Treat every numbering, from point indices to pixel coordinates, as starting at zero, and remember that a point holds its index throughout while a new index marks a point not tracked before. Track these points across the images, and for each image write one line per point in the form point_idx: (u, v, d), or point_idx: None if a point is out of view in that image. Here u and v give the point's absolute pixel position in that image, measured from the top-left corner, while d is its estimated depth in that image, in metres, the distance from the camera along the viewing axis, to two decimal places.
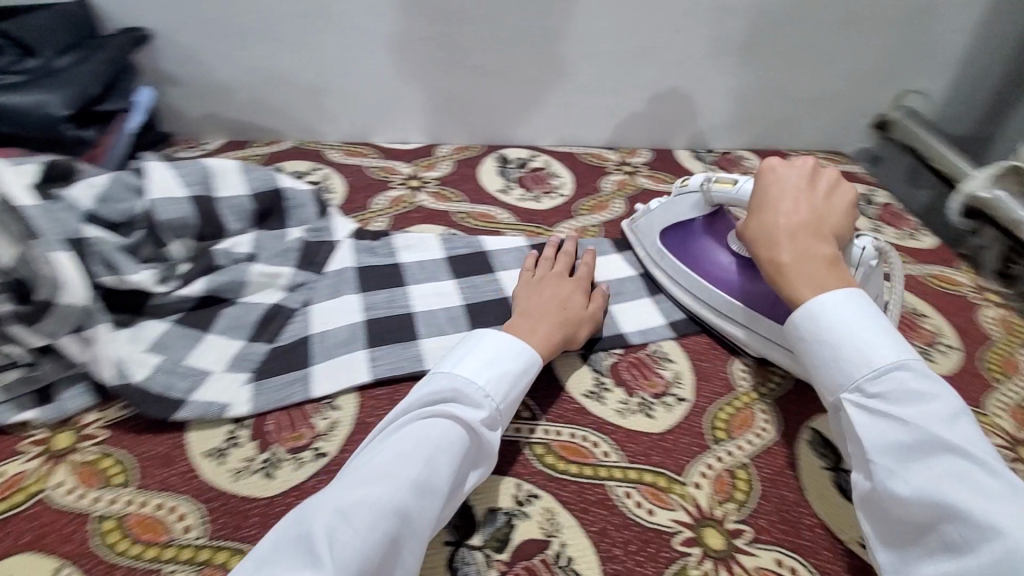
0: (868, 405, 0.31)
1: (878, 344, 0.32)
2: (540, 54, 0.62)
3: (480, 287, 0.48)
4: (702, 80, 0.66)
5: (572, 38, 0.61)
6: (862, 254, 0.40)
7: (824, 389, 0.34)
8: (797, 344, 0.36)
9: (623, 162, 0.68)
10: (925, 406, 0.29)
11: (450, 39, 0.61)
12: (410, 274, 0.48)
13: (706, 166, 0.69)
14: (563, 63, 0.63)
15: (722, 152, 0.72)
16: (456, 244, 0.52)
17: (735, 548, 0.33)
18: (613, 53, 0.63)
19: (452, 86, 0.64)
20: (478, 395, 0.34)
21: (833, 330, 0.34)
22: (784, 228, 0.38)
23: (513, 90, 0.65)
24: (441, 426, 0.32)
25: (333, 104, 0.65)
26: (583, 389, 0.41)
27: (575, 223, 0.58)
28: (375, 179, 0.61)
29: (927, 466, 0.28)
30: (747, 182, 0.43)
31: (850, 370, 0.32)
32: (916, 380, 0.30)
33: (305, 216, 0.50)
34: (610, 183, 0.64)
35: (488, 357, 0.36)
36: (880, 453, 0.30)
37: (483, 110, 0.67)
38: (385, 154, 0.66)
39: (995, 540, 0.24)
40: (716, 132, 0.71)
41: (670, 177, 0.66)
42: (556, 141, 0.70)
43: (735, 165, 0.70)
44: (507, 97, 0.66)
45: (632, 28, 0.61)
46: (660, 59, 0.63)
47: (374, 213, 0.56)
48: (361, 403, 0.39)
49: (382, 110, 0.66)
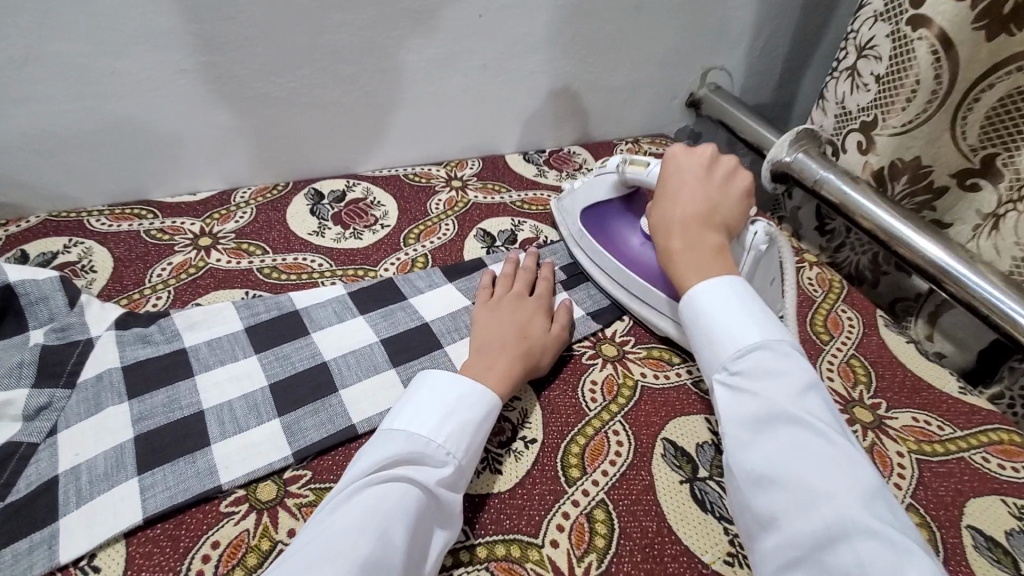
0: (735, 385, 0.31)
1: (743, 323, 0.32)
2: (334, 78, 0.54)
3: (290, 356, 0.41)
4: (516, 81, 0.62)
5: (365, 57, 0.54)
6: (755, 239, 0.40)
7: (705, 373, 0.34)
8: (687, 333, 0.36)
9: (451, 177, 0.64)
10: (778, 381, 0.29)
11: (218, 72, 0.50)
12: (199, 360, 0.40)
13: (537, 167, 0.67)
14: (363, 84, 0.55)
15: (549, 149, 0.71)
16: (256, 310, 0.44)
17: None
18: (416, 66, 0.56)
19: (236, 123, 0.54)
20: (441, 453, 0.32)
21: (713, 322, 0.33)
22: (671, 209, 0.40)
23: (314, 119, 0.56)
24: (395, 491, 0.29)
25: (82, 165, 0.51)
26: None
27: (399, 256, 0.52)
28: (152, 245, 0.51)
29: (776, 437, 0.28)
30: (655, 164, 0.45)
31: (720, 354, 0.32)
32: (774, 357, 0.30)
33: (52, 310, 0.39)
34: (438, 205, 0.59)
35: (447, 403, 0.34)
36: (736, 428, 0.29)
37: (284, 144, 0.57)
38: (167, 212, 0.55)
39: (828, 510, 0.25)
40: (541, 130, 0.68)
41: (501, 185, 0.63)
42: (375, 166, 0.63)
43: (565, 162, 0.69)
44: (308, 127, 0.57)
45: (431, 37, 0.55)
46: (468, 65, 0.58)
47: (151, 289, 0.47)
48: (131, 555, 0.30)
49: (153, 162, 0.53)
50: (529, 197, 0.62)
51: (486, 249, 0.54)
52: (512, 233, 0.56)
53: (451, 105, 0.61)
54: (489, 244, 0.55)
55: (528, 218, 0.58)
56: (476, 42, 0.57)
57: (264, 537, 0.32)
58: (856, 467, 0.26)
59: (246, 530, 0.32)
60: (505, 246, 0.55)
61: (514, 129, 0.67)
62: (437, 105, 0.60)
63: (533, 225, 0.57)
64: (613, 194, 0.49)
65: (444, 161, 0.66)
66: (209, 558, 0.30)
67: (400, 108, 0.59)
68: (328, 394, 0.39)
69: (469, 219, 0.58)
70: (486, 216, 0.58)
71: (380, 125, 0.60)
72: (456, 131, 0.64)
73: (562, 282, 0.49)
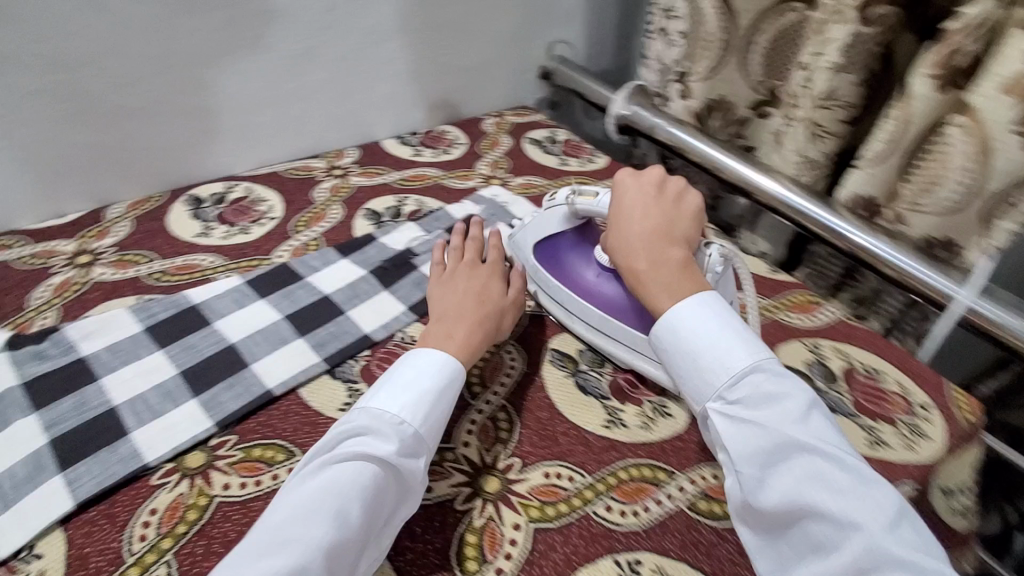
0: (732, 413, 0.33)
1: (731, 348, 0.35)
2: (191, 82, 0.55)
3: (196, 346, 0.43)
4: (376, 70, 0.66)
5: (218, 59, 0.55)
6: (713, 259, 0.42)
7: (692, 397, 0.36)
8: (663, 357, 0.38)
9: (332, 167, 0.67)
10: (781, 409, 0.32)
11: (62, 88, 0.49)
12: (101, 365, 0.41)
13: (413, 148, 0.72)
14: (222, 85, 0.57)
15: (422, 131, 0.75)
16: (153, 311, 0.45)
17: (507, 485, 0.36)
18: (274, 63, 0.59)
19: (94, 139, 0.53)
20: (394, 424, 0.33)
21: (687, 340, 0.36)
22: (635, 244, 0.41)
23: (178, 126, 0.57)
24: (351, 469, 0.31)
25: None
26: (339, 405, 0.40)
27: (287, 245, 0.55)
28: (26, 272, 0.49)
29: (791, 470, 0.31)
30: (604, 196, 0.45)
31: (711, 378, 0.35)
32: (770, 378, 0.34)
33: None
34: (322, 193, 0.62)
35: (412, 385, 0.36)
36: (748, 462, 0.32)
37: (150, 154, 0.57)
38: (35, 238, 0.53)
39: (858, 536, 0.28)
40: (410, 114, 0.73)
41: (381, 168, 0.67)
42: (253, 166, 0.64)
43: (438, 140, 0.74)
44: (174, 134, 0.57)
45: (283, 34, 0.57)
46: (326, 57, 0.62)
47: (34, 311, 0.46)
48: (70, 539, 0.32)
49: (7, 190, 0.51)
50: (409, 175, 0.66)
51: (375, 225, 0.58)
52: (397, 208, 0.61)
53: (317, 98, 0.64)
54: (377, 221, 0.59)
55: (410, 194, 0.63)
56: (329, 35, 0.60)
57: (200, 495, 0.35)
58: (870, 484, 0.30)
59: (182, 493, 0.35)
60: (392, 220, 0.59)
61: (385, 116, 0.71)
62: (303, 100, 0.63)
63: (415, 199, 0.62)
64: (565, 225, 0.47)
65: (322, 154, 0.69)
66: (150, 523, 0.33)
67: (266, 106, 0.61)
68: (242, 371, 0.41)
69: (355, 201, 0.61)
70: (370, 197, 0.62)
71: (248, 124, 0.61)
72: (327, 123, 0.67)
73: (447, 242, 0.55)
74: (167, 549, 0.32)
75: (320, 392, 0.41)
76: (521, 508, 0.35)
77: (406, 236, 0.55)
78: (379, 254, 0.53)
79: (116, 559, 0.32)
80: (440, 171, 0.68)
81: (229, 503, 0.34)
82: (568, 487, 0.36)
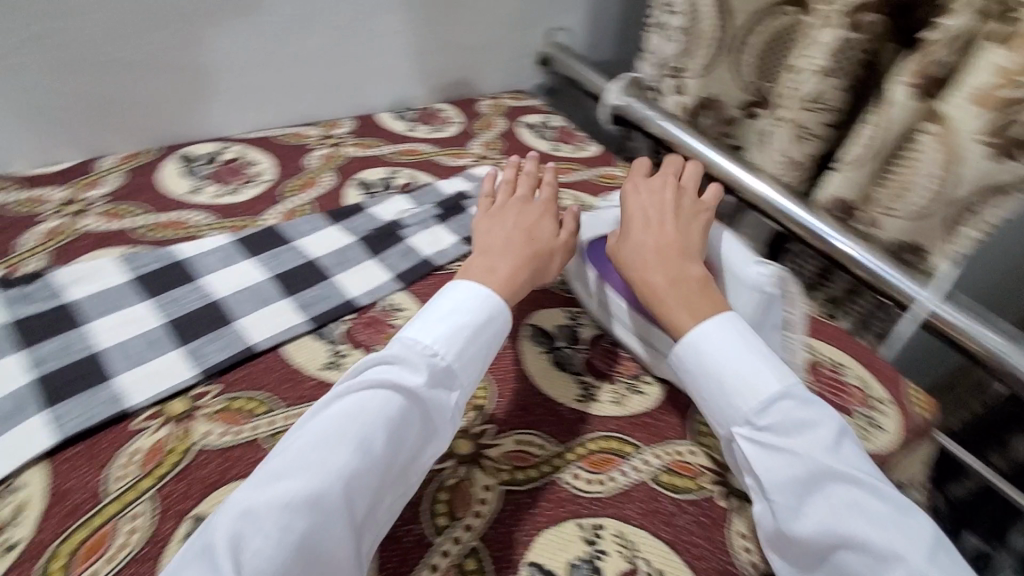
0: (759, 438, 0.35)
1: (761, 373, 0.36)
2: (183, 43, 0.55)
3: (180, 299, 0.43)
4: (372, 36, 0.66)
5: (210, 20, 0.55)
6: (760, 274, 0.42)
7: (716, 416, 0.37)
8: (681, 369, 0.39)
9: (326, 135, 0.67)
10: (816, 435, 0.34)
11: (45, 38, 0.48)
12: (91, 309, 0.41)
13: (406, 123, 0.72)
14: (214, 48, 0.57)
15: (419, 106, 0.75)
16: (143, 262, 0.45)
17: (479, 449, 0.37)
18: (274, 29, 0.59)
19: (86, 94, 0.53)
20: (424, 354, 0.35)
21: (713, 364, 0.37)
22: (655, 248, 0.42)
23: (167, 81, 0.56)
24: (380, 398, 0.33)
25: None
26: (321, 364, 0.41)
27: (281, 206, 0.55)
28: (17, 216, 0.49)
29: (826, 497, 0.33)
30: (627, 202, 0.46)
31: (739, 403, 0.36)
32: (797, 406, 0.36)
33: None
34: (315, 161, 0.62)
35: (452, 319, 0.37)
36: (785, 491, 0.33)
37: (142, 110, 0.57)
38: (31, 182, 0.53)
39: (900, 567, 0.30)
40: (406, 87, 0.73)
41: (375, 141, 0.67)
42: (245, 130, 0.64)
43: (434, 117, 0.74)
44: (171, 93, 0.57)
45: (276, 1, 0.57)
46: (319, 24, 0.61)
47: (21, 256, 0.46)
48: (54, 471, 0.33)
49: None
50: (402, 149, 0.67)
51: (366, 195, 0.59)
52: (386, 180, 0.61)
53: (311, 65, 0.64)
54: (368, 191, 0.59)
55: (403, 169, 0.63)
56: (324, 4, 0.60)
57: (181, 441, 0.35)
58: (907, 519, 0.32)
59: (163, 437, 0.35)
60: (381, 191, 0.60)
61: (380, 89, 0.71)
62: (291, 64, 0.62)
63: (406, 174, 0.62)
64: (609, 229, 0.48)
65: (316, 122, 0.68)
66: (130, 460, 0.34)
67: (257, 70, 0.61)
68: (226, 325, 0.42)
69: (348, 171, 0.62)
70: (362, 168, 0.63)
71: (242, 88, 0.61)
72: (324, 90, 0.67)
73: (436, 216, 0.55)
74: (144, 489, 0.33)
75: (303, 352, 0.42)
76: (492, 470, 0.36)
77: (396, 208, 0.56)
78: (367, 224, 0.53)
79: (96, 496, 0.32)
80: (433, 148, 0.68)
81: (210, 450, 0.35)
82: (538, 454, 0.37)
